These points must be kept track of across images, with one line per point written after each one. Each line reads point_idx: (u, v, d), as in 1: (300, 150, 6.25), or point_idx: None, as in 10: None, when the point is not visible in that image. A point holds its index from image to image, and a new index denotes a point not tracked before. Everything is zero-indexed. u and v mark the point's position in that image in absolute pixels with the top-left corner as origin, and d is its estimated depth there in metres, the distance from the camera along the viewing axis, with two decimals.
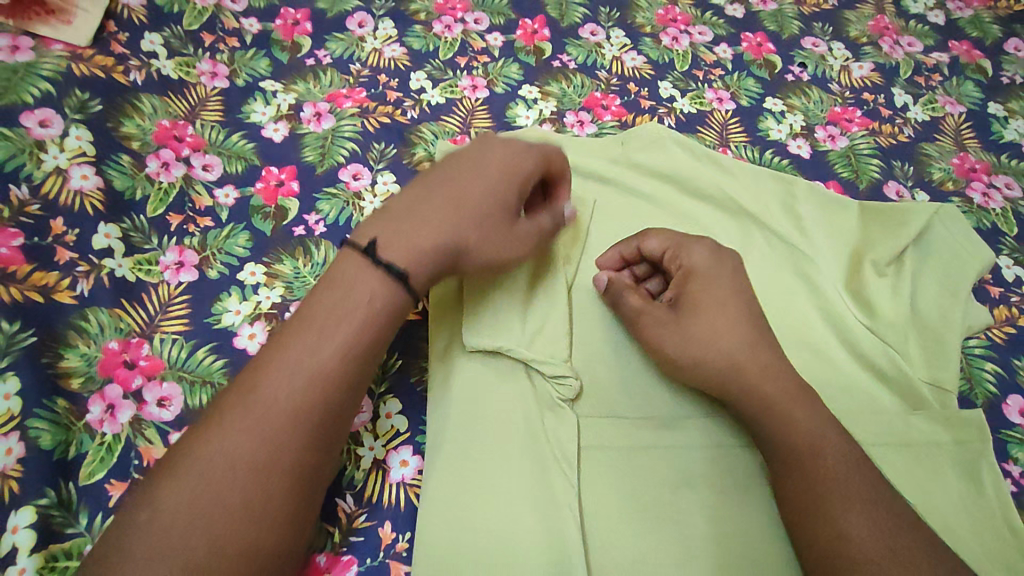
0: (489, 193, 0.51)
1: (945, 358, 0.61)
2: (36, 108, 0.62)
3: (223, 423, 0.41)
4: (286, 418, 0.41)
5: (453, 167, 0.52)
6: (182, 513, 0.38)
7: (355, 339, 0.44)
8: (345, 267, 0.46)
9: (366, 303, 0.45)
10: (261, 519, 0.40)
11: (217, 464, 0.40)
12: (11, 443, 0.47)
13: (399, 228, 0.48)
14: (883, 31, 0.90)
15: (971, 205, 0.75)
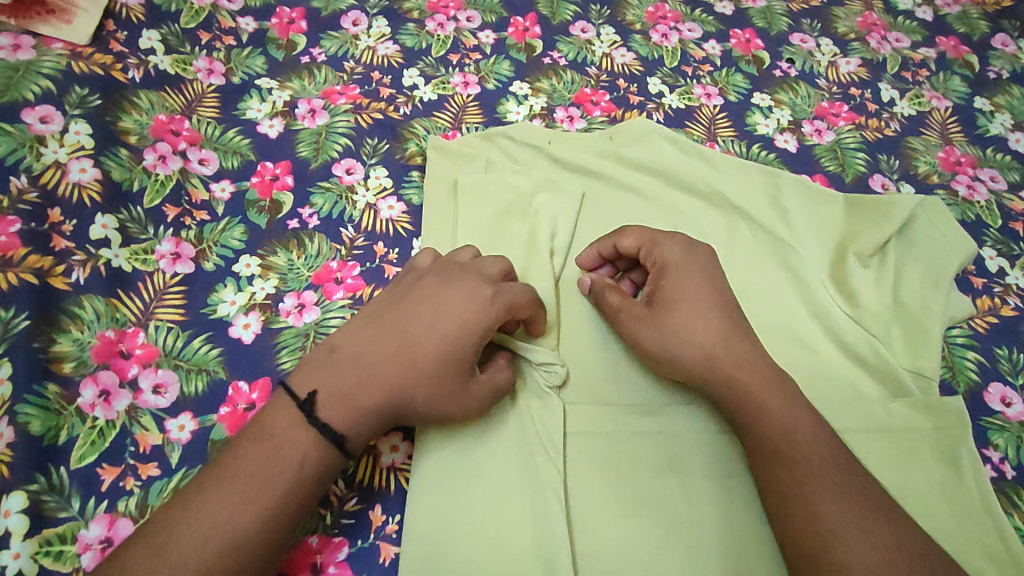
0: (441, 347, 0.48)
1: (926, 347, 0.62)
2: (36, 105, 0.64)
3: (146, 555, 0.41)
4: (206, 558, 0.41)
5: (409, 305, 0.50)
6: (184, 534, 0.42)
7: (283, 492, 0.44)
8: (281, 420, 0.46)
9: (296, 462, 0.45)
10: (256, 545, 0.43)
11: (221, 494, 0.43)
12: (1, 428, 0.49)
13: (339, 386, 0.47)
14: (871, 27, 0.92)
15: (956, 198, 0.76)
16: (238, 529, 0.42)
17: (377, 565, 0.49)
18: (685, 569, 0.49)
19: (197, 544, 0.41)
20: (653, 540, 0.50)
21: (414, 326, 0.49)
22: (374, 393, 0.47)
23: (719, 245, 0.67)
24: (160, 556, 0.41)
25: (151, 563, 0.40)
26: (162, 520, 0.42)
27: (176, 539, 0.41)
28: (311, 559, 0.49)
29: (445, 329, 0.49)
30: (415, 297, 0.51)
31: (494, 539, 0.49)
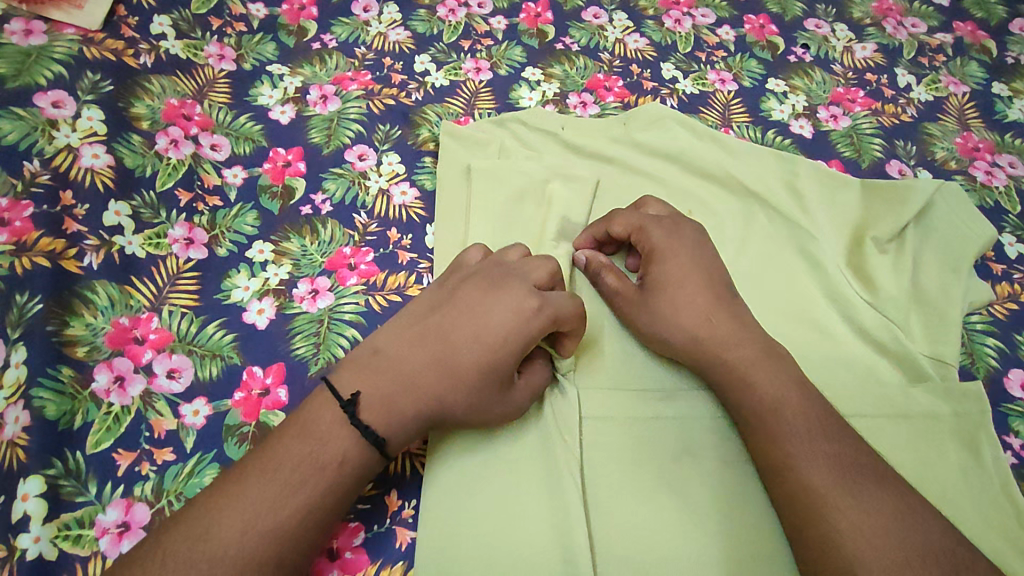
0: (483, 359, 0.47)
1: (946, 332, 0.61)
2: (49, 90, 0.63)
3: (185, 550, 0.40)
4: (245, 552, 0.41)
5: (453, 312, 0.49)
6: (221, 526, 0.41)
7: (322, 489, 0.44)
8: (324, 421, 0.45)
9: (339, 459, 0.44)
10: (287, 542, 0.42)
11: (259, 489, 0.43)
12: (18, 413, 0.49)
13: (381, 393, 0.46)
14: (886, 12, 0.90)
15: (974, 183, 0.75)
16: (279, 525, 0.42)
17: (394, 549, 0.49)
18: (704, 555, 0.48)
19: (236, 538, 0.41)
20: (671, 525, 0.49)
21: (456, 334, 0.48)
22: (417, 401, 0.46)
23: (734, 231, 0.66)
24: (198, 552, 0.40)
25: (190, 559, 0.40)
26: (199, 516, 0.42)
27: (215, 535, 0.41)
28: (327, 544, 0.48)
29: (490, 339, 0.47)
30: (459, 305, 0.49)
31: (522, 538, 0.48)
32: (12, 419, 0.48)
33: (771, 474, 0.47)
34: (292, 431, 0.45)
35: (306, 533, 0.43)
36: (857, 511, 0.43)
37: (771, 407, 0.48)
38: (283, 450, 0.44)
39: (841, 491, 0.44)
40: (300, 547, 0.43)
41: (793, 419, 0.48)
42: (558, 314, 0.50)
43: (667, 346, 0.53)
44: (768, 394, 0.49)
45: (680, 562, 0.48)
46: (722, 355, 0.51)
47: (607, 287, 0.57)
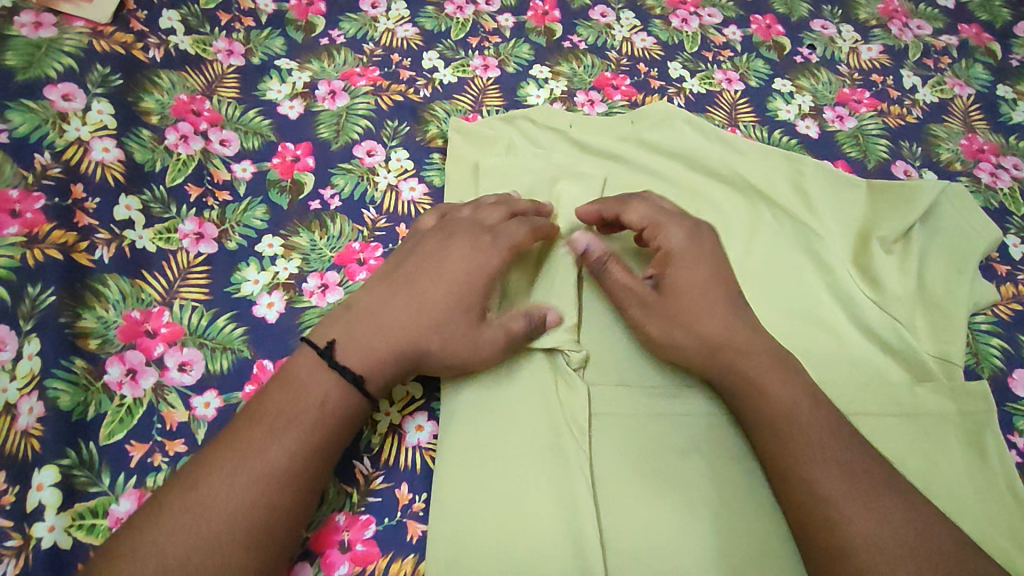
0: (449, 297, 0.51)
1: (951, 333, 0.61)
2: (59, 82, 0.63)
3: (179, 500, 0.42)
4: (235, 494, 0.42)
5: (411, 263, 0.54)
6: (211, 474, 0.43)
7: (307, 432, 0.45)
8: (302, 369, 0.48)
9: (319, 401, 0.47)
10: (278, 484, 0.44)
11: (246, 436, 0.45)
12: (32, 403, 0.49)
13: (358, 336, 0.49)
14: (892, 14, 0.91)
15: (978, 185, 0.76)
16: (267, 468, 0.44)
17: (405, 542, 0.49)
18: (713, 550, 0.49)
19: (225, 483, 0.43)
20: (680, 519, 0.50)
21: (422, 280, 0.52)
22: (391, 339, 0.49)
23: (742, 231, 0.67)
24: (190, 499, 0.42)
25: (183, 506, 0.42)
26: (193, 471, 0.44)
27: (206, 481, 0.43)
28: (339, 536, 0.49)
29: (452, 276, 0.52)
30: (418, 257, 0.54)
31: (514, 498, 0.49)
32: (26, 410, 0.48)
33: (782, 481, 0.48)
34: (275, 383, 0.48)
35: (297, 476, 0.44)
36: (870, 518, 0.44)
37: (782, 413, 0.49)
38: (267, 401, 0.47)
39: (856, 502, 0.44)
40: (293, 492, 0.44)
41: (803, 426, 0.48)
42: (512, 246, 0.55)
43: (678, 350, 0.53)
44: (780, 399, 0.49)
45: (690, 557, 0.48)
46: (732, 357, 0.51)
47: (615, 281, 0.56)
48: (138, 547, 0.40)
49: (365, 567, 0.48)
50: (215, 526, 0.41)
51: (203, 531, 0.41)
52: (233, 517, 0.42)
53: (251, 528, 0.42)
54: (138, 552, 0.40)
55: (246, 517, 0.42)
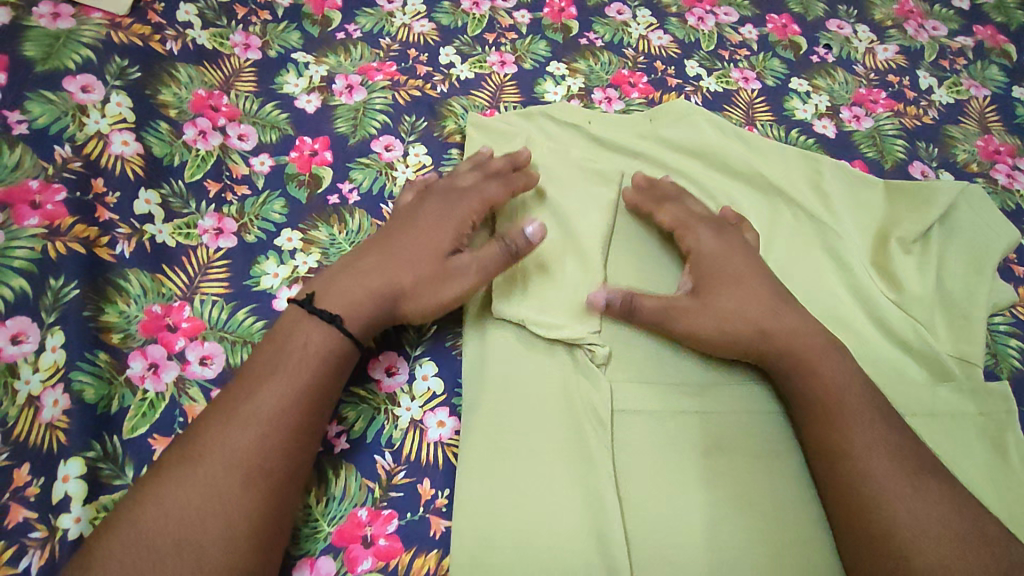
0: (421, 247, 0.55)
1: (971, 333, 0.61)
2: (77, 74, 0.63)
3: (178, 453, 0.44)
4: (228, 439, 0.44)
5: (390, 228, 0.58)
6: (205, 426, 0.45)
7: (293, 373, 0.47)
8: (286, 322, 0.50)
9: (303, 345, 0.49)
10: (267, 425, 0.45)
11: (237, 387, 0.47)
12: (57, 396, 0.49)
13: (331, 284, 0.53)
14: (908, 14, 0.91)
15: (995, 186, 0.76)
16: (257, 411, 0.45)
17: (428, 538, 0.49)
18: (736, 548, 0.49)
19: (218, 430, 0.44)
20: (704, 516, 0.50)
21: (398, 240, 0.56)
22: (366, 283, 0.53)
23: (760, 230, 0.67)
24: (186, 451, 0.44)
25: (180, 457, 0.43)
26: (192, 425, 0.46)
27: (200, 433, 0.44)
28: (361, 531, 0.48)
29: (425, 232, 0.57)
30: (397, 223, 0.59)
31: (527, 473, 0.50)
32: (51, 402, 0.48)
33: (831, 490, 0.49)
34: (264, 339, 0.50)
35: (286, 417, 0.45)
36: (917, 514, 0.45)
37: (826, 407, 0.50)
38: (256, 355, 0.49)
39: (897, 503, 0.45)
40: (286, 433, 0.45)
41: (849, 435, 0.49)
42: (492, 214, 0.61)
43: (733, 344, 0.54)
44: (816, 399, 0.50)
45: (714, 554, 0.48)
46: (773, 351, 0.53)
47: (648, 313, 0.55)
48: (144, 497, 0.42)
49: (388, 562, 0.48)
50: (213, 469, 0.43)
51: (201, 475, 0.42)
52: (229, 461, 0.43)
53: (248, 470, 0.43)
54: (143, 501, 0.42)
55: (240, 458, 0.43)
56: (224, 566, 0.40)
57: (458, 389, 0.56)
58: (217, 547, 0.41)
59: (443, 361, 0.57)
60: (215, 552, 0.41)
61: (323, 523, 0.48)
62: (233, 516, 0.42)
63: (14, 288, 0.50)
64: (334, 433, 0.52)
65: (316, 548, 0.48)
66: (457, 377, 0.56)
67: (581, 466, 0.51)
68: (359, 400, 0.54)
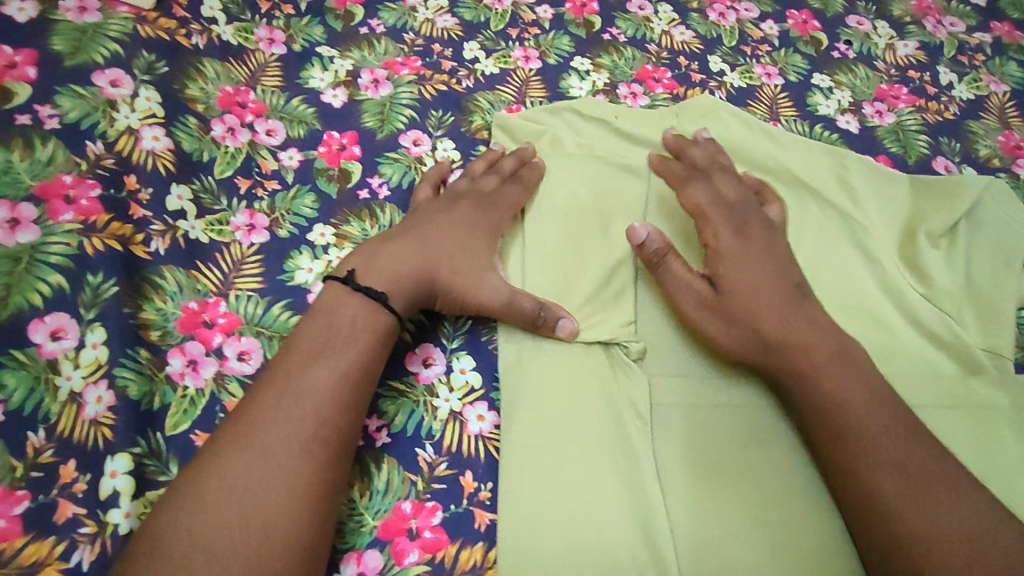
0: (454, 237, 0.57)
1: (1000, 326, 0.62)
2: (106, 68, 0.62)
3: (231, 428, 0.43)
4: (283, 412, 0.43)
5: (421, 216, 0.60)
6: (257, 399, 0.44)
7: (344, 347, 0.47)
8: (327, 298, 0.51)
9: (350, 321, 0.49)
10: (322, 397, 0.44)
11: (286, 361, 0.46)
12: (100, 392, 0.48)
13: (371, 263, 0.53)
14: (926, 10, 0.91)
15: (1018, 181, 0.76)
16: (311, 384, 0.45)
17: (474, 530, 0.49)
18: (780, 541, 0.49)
19: (272, 403, 0.44)
20: (747, 509, 0.50)
21: (431, 229, 0.58)
22: (404, 265, 0.54)
23: (790, 225, 0.67)
24: (240, 424, 0.43)
25: (235, 431, 0.43)
26: (243, 399, 0.45)
27: (253, 406, 0.44)
28: (406, 524, 0.48)
29: (455, 223, 0.59)
30: (423, 214, 0.60)
31: (571, 465, 0.50)
32: (94, 399, 0.48)
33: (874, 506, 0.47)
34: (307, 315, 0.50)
35: (340, 390, 0.45)
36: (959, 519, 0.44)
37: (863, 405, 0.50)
38: (301, 330, 0.49)
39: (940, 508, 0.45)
40: (341, 407, 0.45)
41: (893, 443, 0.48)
42: (512, 205, 0.62)
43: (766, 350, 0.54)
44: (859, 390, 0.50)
45: (758, 547, 0.49)
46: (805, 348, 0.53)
47: (672, 274, 0.56)
48: (201, 471, 0.41)
49: (435, 554, 0.48)
50: (271, 440, 0.42)
51: (259, 448, 0.42)
52: (286, 432, 0.43)
53: (305, 440, 0.43)
54: (201, 475, 0.41)
55: (297, 429, 0.43)
56: (288, 535, 0.40)
57: (496, 382, 0.55)
58: (280, 517, 0.40)
59: (480, 355, 0.57)
60: (279, 521, 0.40)
61: (367, 517, 0.48)
62: (295, 485, 0.41)
63: (52, 285, 0.50)
64: (375, 427, 0.52)
65: (362, 541, 0.47)
66: (494, 370, 0.56)
67: (623, 458, 0.51)
68: (399, 394, 0.54)
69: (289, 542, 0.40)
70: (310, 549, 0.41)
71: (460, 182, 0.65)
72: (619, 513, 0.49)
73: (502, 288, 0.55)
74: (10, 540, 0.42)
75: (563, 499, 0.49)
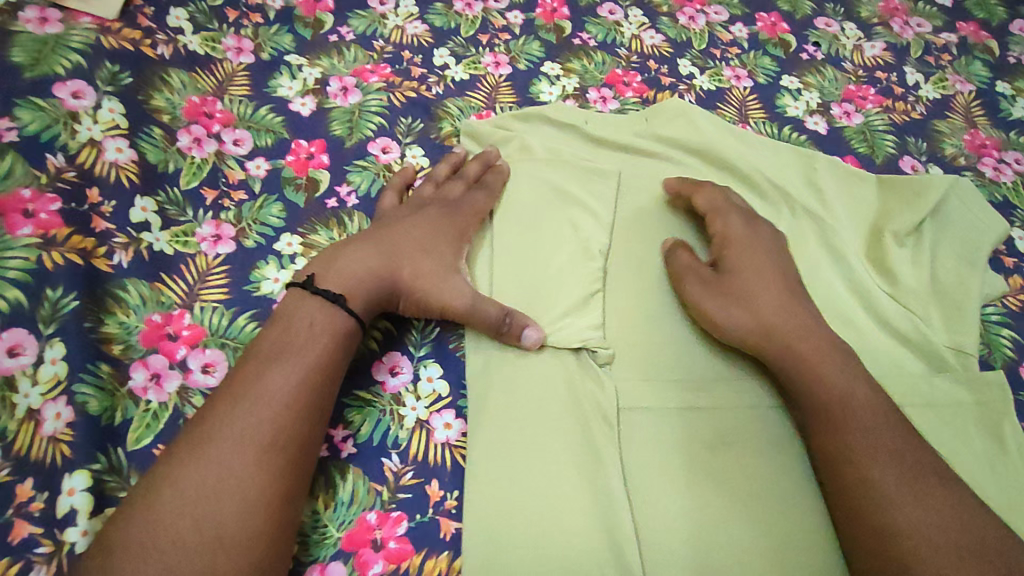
0: (417, 240, 0.57)
1: (965, 324, 0.63)
2: (68, 80, 0.62)
3: (186, 437, 0.43)
4: (238, 419, 0.43)
5: (386, 221, 0.60)
6: (214, 406, 0.44)
7: (303, 351, 0.47)
8: (287, 304, 0.51)
9: (309, 325, 0.49)
10: (279, 403, 0.44)
11: (244, 368, 0.46)
12: (59, 408, 0.48)
13: (332, 267, 0.53)
14: (893, 11, 0.92)
15: (983, 179, 0.77)
16: (267, 389, 0.44)
17: (439, 539, 0.49)
18: (744, 542, 0.49)
19: (227, 410, 0.43)
20: (713, 510, 0.50)
21: (395, 233, 0.58)
22: (365, 268, 0.53)
23: None
24: (196, 432, 0.43)
25: (190, 440, 0.42)
26: (200, 407, 0.45)
27: (209, 415, 0.43)
28: (371, 535, 0.48)
29: (418, 227, 0.58)
30: (387, 219, 0.60)
31: (535, 466, 0.50)
32: (53, 415, 0.48)
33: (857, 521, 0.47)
34: (268, 322, 0.50)
35: (298, 395, 0.45)
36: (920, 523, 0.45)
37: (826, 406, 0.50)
38: (261, 337, 0.48)
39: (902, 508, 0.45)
40: (298, 412, 0.45)
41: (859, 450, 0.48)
42: (478, 212, 0.63)
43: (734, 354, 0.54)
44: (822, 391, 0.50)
45: (724, 548, 0.49)
46: (766, 354, 0.53)
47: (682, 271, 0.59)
48: (154, 482, 0.41)
49: (399, 565, 0.47)
50: (225, 448, 0.42)
51: (214, 456, 0.41)
52: (242, 440, 0.42)
53: (261, 446, 0.42)
54: (155, 487, 0.40)
55: (253, 436, 0.42)
56: (247, 541, 0.40)
57: (463, 390, 0.55)
58: (235, 526, 0.40)
59: (448, 362, 0.57)
60: (233, 529, 0.40)
61: (331, 529, 0.48)
62: (252, 492, 0.41)
63: (9, 299, 0.49)
64: (340, 438, 0.51)
65: (325, 554, 0.47)
66: (461, 378, 0.56)
67: (588, 459, 0.51)
68: (365, 403, 0.53)
69: (246, 549, 0.40)
70: (267, 555, 0.40)
71: (424, 187, 0.65)
72: (583, 515, 0.49)
73: (466, 291, 0.55)
74: None
75: (528, 501, 0.49)
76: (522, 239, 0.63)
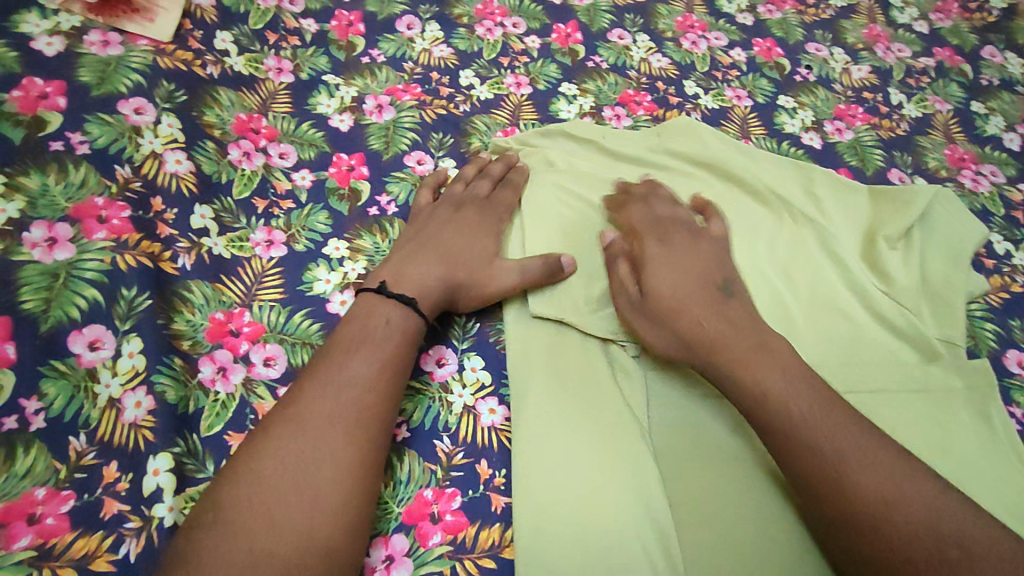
0: (465, 242, 0.64)
1: (953, 318, 0.69)
2: (130, 97, 0.67)
3: (282, 416, 0.48)
4: (329, 401, 0.48)
5: (431, 223, 0.66)
6: (306, 390, 0.49)
7: (382, 344, 0.53)
8: (362, 305, 0.56)
9: (385, 322, 0.55)
10: (364, 388, 0.50)
11: (330, 358, 0.51)
12: (139, 397, 0.52)
13: (400, 273, 0.59)
14: (876, 38, 1.01)
15: (963, 189, 0.85)
16: (353, 375, 0.50)
17: (491, 512, 0.53)
18: (765, 513, 0.54)
19: (319, 392, 0.49)
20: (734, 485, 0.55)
21: (445, 238, 0.64)
22: (428, 273, 0.60)
23: (765, 232, 0.73)
24: (292, 412, 0.48)
25: (287, 419, 0.47)
26: (289, 391, 0.50)
27: (303, 397, 0.49)
28: (429, 509, 0.52)
29: (462, 231, 0.65)
30: (434, 223, 0.66)
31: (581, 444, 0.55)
32: (133, 404, 0.52)
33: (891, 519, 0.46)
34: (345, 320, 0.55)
35: (378, 382, 0.50)
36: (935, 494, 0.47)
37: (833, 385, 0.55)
38: (341, 331, 0.54)
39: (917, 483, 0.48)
40: (380, 397, 0.50)
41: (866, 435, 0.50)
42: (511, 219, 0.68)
43: None
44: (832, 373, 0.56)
45: (750, 518, 0.54)
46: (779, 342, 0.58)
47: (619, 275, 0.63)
48: (253, 455, 0.45)
49: (456, 535, 0.52)
50: (318, 425, 0.47)
51: (309, 431, 0.46)
52: (333, 419, 0.47)
53: (348, 424, 0.48)
54: (258, 458, 0.45)
55: (342, 415, 0.48)
56: (340, 506, 0.45)
57: (505, 379, 0.60)
58: (329, 492, 0.45)
59: (488, 355, 0.62)
60: (328, 495, 0.45)
61: (392, 504, 0.52)
62: (343, 463, 0.46)
63: (87, 298, 0.53)
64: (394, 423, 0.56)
65: (388, 526, 0.51)
66: (502, 368, 0.61)
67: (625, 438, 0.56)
68: (415, 391, 0.58)
69: (338, 513, 0.44)
70: (354, 520, 0.45)
71: (454, 186, 0.71)
72: (623, 489, 0.53)
73: (511, 275, 0.62)
74: (59, 535, 0.45)
75: (575, 475, 0.53)
76: (553, 242, 0.69)
